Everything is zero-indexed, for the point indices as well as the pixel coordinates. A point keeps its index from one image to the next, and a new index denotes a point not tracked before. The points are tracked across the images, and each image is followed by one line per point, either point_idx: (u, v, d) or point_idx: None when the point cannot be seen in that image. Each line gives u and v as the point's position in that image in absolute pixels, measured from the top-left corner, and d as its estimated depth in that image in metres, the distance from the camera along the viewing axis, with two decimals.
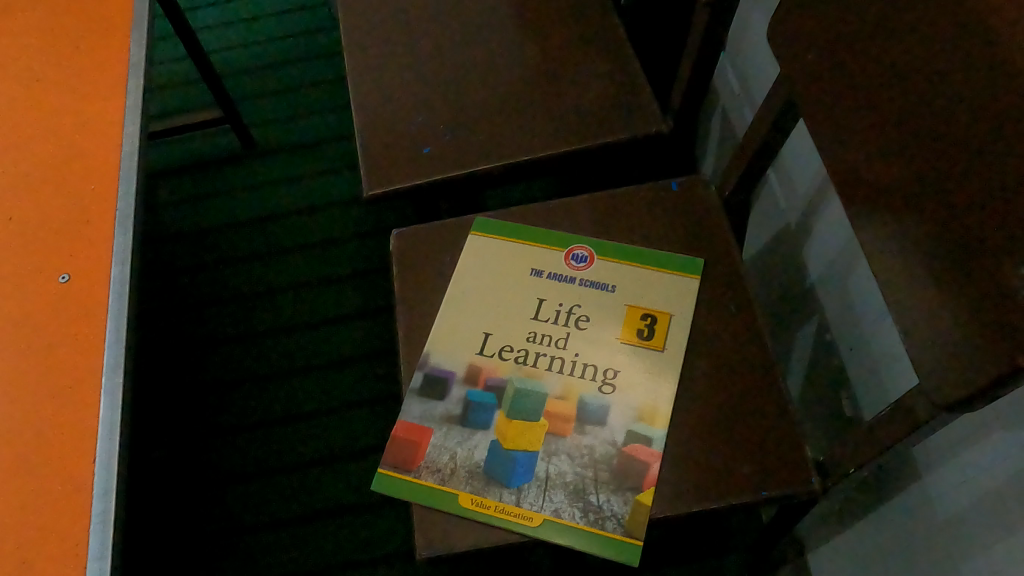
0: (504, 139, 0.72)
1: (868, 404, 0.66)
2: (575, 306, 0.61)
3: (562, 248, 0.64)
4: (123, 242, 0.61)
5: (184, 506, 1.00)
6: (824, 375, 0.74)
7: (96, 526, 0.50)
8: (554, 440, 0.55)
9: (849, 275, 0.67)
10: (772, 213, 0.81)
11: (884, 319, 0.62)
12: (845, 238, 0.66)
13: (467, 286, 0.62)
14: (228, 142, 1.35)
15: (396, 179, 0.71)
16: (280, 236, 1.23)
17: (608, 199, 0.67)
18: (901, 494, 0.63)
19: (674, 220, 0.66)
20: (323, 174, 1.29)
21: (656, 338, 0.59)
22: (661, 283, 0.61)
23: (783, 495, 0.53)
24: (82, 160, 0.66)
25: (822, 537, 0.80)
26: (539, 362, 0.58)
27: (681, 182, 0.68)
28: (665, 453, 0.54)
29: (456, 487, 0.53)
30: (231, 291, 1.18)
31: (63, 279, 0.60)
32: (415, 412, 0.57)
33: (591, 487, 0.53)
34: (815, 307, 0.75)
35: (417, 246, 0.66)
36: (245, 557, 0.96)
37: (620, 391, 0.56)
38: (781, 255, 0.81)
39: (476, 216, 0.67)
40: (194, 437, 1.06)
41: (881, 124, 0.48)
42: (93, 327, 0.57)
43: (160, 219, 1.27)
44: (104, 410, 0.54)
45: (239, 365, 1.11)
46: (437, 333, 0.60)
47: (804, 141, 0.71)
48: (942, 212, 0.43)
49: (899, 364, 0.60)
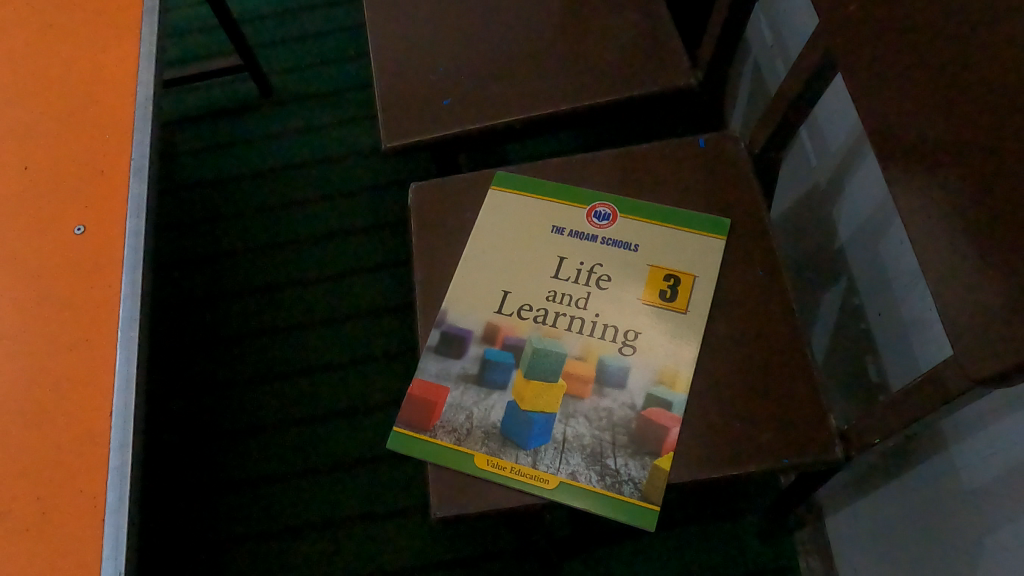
0: (525, 92, 0.70)
1: (896, 370, 0.64)
2: (596, 265, 0.59)
3: (584, 204, 0.62)
4: (139, 193, 0.61)
5: (206, 453, 1.02)
6: (851, 338, 0.72)
7: (114, 480, 0.51)
8: (572, 402, 0.54)
9: (882, 237, 0.64)
10: (803, 170, 0.78)
11: (918, 284, 0.59)
12: (880, 199, 0.64)
13: (486, 243, 0.61)
14: (249, 90, 1.33)
15: (415, 132, 0.69)
16: (302, 186, 1.22)
17: (633, 154, 0.65)
18: (924, 464, 0.62)
19: (700, 176, 0.63)
20: (343, 123, 1.27)
21: (679, 299, 0.57)
22: (687, 243, 0.60)
23: (804, 464, 0.52)
24: (98, 109, 0.65)
25: (842, 503, 0.79)
26: (559, 322, 0.57)
27: (710, 137, 0.65)
28: (684, 417, 0.53)
29: (472, 447, 0.53)
30: (251, 242, 1.18)
31: (79, 231, 0.60)
32: (432, 369, 0.56)
33: (608, 451, 0.52)
34: (843, 270, 0.72)
35: (436, 201, 0.64)
36: (266, 505, 0.97)
37: (641, 353, 0.55)
38: (810, 215, 0.78)
39: (496, 170, 0.65)
40: (215, 385, 1.07)
41: (924, 78, 0.45)
42: (110, 280, 0.57)
43: (181, 169, 1.26)
44: (120, 363, 0.54)
45: (261, 316, 1.11)
46: (455, 289, 0.59)
47: (842, 97, 0.68)
48: (988, 174, 0.41)
49: (930, 332, 0.58)
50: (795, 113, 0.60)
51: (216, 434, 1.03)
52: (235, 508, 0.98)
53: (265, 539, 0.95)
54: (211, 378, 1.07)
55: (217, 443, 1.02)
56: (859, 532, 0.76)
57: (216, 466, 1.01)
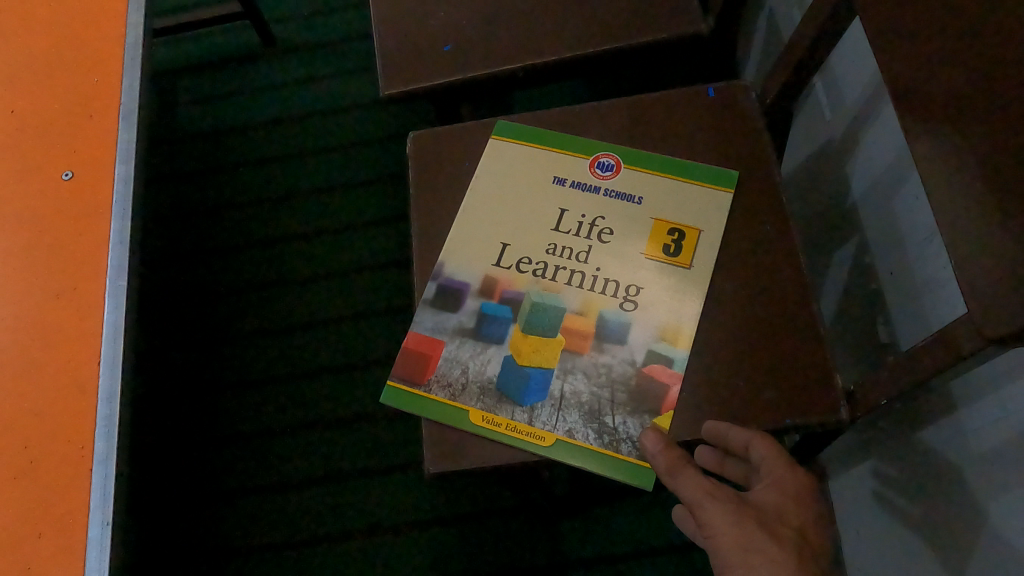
0: (529, 38, 0.68)
1: (906, 331, 0.62)
2: (598, 218, 0.57)
3: (588, 155, 0.60)
4: (129, 138, 0.61)
5: (204, 407, 1.01)
6: (860, 298, 0.70)
7: (101, 430, 0.51)
8: (570, 358, 0.52)
9: (896, 192, 0.62)
10: (817, 123, 0.76)
11: (933, 242, 0.57)
12: (897, 152, 0.61)
13: (485, 193, 0.59)
14: (250, 39, 1.30)
15: (413, 80, 0.67)
16: (302, 137, 1.19)
17: (639, 103, 0.63)
18: (933, 426, 0.60)
19: (709, 127, 0.61)
20: (345, 73, 1.24)
21: (683, 254, 0.55)
22: (693, 195, 0.57)
23: (808, 424, 0.50)
24: (86, 54, 0.65)
25: (847, 464, 0.78)
26: (558, 276, 0.55)
27: (719, 86, 0.63)
28: (686, 375, 0.51)
29: (466, 403, 0.51)
30: (250, 195, 1.16)
31: (67, 176, 0.59)
32: (427, 323, 0.54)
33: (606, 408, 0.51)
34: (855, 227, 0.70)
35: (433, 152, 0.62)
36: (264, 458, 0.97)
37: (642, 308, 0.53)
38: (822, 170, 0.76)
39: (497, 120, 0.63)
40: (213, 339, 1.06)
41: (953, 20, 0.42)
42: (99, 228, 0.57)
43: (180, 119, 1.24)
44: (109, 313, 0.54)
45: (260, 269, 1.10)
46: (452, 242, 0.57)
47: (861, 44, 0.65)
48: (1011, 125, 0.38)
49: (944, 291, 0.56)
50: (809, 61, 0.57)
51: (214, 389, 1.02)
52: (234, 460, 0.98)
53: (263, 492, 0.95)
54: (209, 331, 1.06)
55: (215, 396, 1.02)
56: (863, 493, 0.75)
57: (214, 419, 1.00)
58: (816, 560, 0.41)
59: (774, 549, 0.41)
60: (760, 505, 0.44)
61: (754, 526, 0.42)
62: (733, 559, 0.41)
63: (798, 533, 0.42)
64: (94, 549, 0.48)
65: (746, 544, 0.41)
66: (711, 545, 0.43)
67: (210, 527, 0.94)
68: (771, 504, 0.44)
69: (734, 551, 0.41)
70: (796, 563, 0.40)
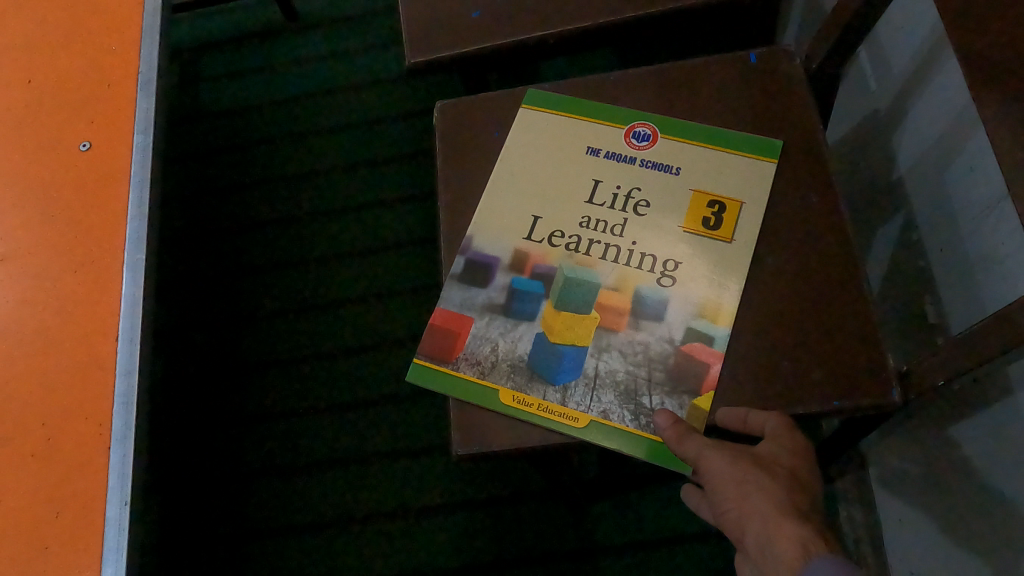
0: (560, 2, 0.65)
1: (958, 311, 0.59)
2: (633, 190, 0.54)
3: (623, 124, 0.57)
4: (147, 108, 0.59)
5: (226, 387, 1.00)
6: (908, 276, 0.67)
7: (120, 407, 0.49)
8: (605, 335, 0.50)
9: (950, 163, 0.58)
10: (863, 93, 0.72)
11: (991, 216, 0.53)
12: (952, 120, 0.57)
13: (515, 164, 0.57)
14: (273, 14, 1.29)
15: (439, 47, 0.64)
16: (326, 114, 1.17)
17: (676, 70, 0.60)
18: (986, 410, 0.57)
19: (751, 95, 0.58)
20: (369, 49, 1.22)
21: (724, 227, 0.52)
22: (733, 166, 0.55)
23: (856, 408, 0.47)
24: (104, 21, 0.63)
25: (888, 450, 0.75)
26: (593, 250, 0.53)
27: (762, 52, 0.59)
28: (727, 354, 0.49)
29: (497, 382, 0.49)
30: (273, 173, 1.14)
31: (84, 147, 0.58)
32: (455, 299, 0.52)
33: (643, 388, 0.48)
34: (902, 201, 0.67)
35: (461, 122, 0.60)
36: (286, 439, 0.96)
37: (681, 284, 0.51)
38: (869, 141, 0.72)
39: (528, 88, 0.60)
40: (236, 318, 1.05)
41: None
42: (117, 201, 0.56)
43: (202, 96, 1.23)
44: (127, 287, 0.53)
45: (283, 248, 1.08)
46: (481, 215, 0.55)
47: (914, 6, 0.61)
48: None
49: (1002, 268, 0.53)
50: (858, 24, 0.54)
51: (236, 369, 1.01)
52: (257, 441, 0.96)
53: (285, 473, 0.94)
54: (232, 310, 1.05)
55: (238, 376, 1.01)
56: (907, 481, 0.71)
57: (236, 399, 0.99)
58: (810, 497, 0.39)
59: (767, 480, 0.38)
60: (756, 450, 0.41)
61: (750, 466, 0.39)
62: (729, 494, 0.39)
63: (791, 470, 0.40)
64: (112, 529, 0.46)
65: (741, 479, 0.39)
66: (708, 486, 0.40)
67: (232, 507, 0.93)
68: (766, 450, 0.41)
69: (728, 485, 0.39)
70: (788, 494, 0.38)
